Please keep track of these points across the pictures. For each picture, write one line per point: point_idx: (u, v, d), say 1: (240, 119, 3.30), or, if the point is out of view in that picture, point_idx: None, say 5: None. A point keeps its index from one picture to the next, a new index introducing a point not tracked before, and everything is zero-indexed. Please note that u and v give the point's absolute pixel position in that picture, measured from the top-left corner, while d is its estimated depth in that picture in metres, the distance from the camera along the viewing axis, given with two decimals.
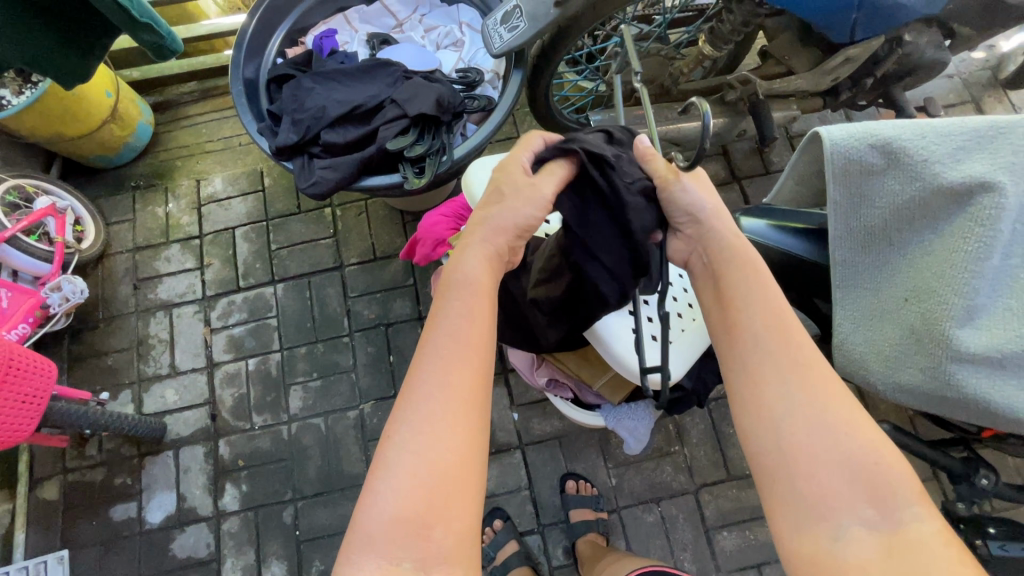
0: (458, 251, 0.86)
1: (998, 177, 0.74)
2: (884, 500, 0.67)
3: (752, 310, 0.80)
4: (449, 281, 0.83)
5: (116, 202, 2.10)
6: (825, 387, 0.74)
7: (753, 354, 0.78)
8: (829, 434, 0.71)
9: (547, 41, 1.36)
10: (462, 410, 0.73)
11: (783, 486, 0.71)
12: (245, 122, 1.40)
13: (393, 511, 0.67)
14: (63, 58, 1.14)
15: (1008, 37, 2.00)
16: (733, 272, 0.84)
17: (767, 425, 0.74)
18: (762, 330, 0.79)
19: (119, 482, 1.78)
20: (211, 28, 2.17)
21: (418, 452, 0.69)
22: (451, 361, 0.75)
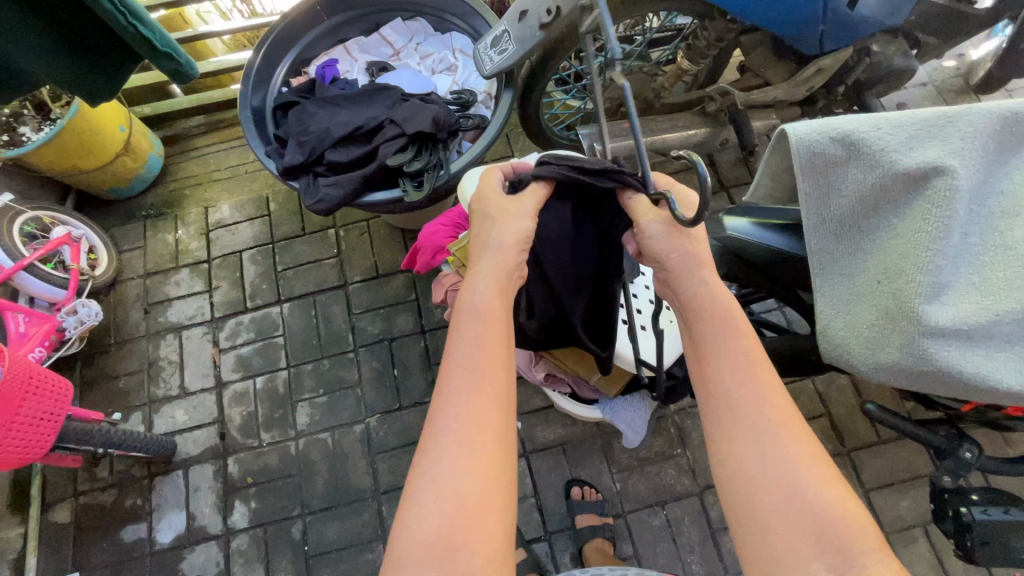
0: (464, 282, 0.88)
1: (949, 161, 0.80)
2: (846, 547, 0.65)
3: (726, 362, 0.80)
4: (459, 310, 0.85)
5: (127, 230, 2.18)
6: (801, 436, 0.74)
7: (725, 388, 0.78)
8: (798, 482, 0.70)
9: (536, 62, 1.53)
10: (481, 440, 0.75)
11: (751, 537, 0.70)
12: (253, 146, 1.49)
13: (426, 532, 0.68)
14: (88, 83, 1.21)
15: (977, 46, 2.09)
16: (708, 323, 0.83)
17: (737, 477, 0.73)
18: (740, 363, 0.80)
19: (129, 503, 1.80)
20: (218, 65, 2.29)
21: (442, 478, 0.72)
22: (467, 387, 0.78)
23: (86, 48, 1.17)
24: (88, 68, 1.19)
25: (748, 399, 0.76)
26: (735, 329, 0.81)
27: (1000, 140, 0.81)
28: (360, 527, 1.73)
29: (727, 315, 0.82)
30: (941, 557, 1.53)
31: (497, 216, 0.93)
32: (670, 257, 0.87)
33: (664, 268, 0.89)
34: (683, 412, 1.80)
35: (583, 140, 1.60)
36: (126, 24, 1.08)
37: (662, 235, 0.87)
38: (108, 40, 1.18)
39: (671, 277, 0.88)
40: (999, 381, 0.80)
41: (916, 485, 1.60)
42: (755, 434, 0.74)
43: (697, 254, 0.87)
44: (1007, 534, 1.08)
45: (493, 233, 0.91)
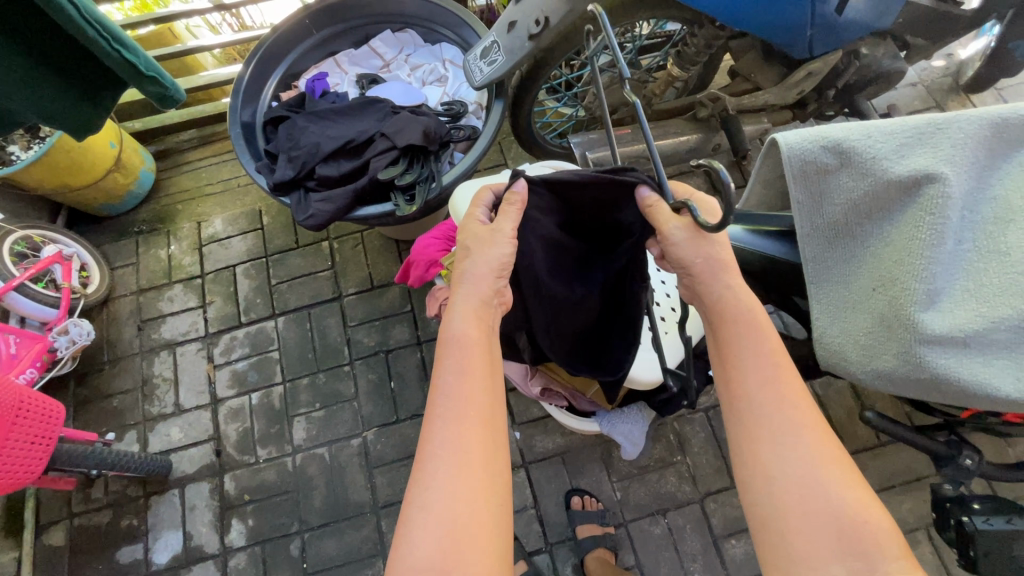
0: (446, 309, 0.85)
1: (940, 169, 0.80)
2: (868, 552, 0.64)
3: (751, 361, 0.77)
4: (441, 340, 0.82)
5: (120, 247, 2.17)
6: (822, 438, 0.72)
7: (753, 383, 0.76)
8: (820, 484, 0.69)
9: (526, 72, 1.52)
10: (473, 469, 0.73)
11: (772, 540, 0.69)
12: (243, 162, 1.48)
13: (422, 561, 0.67)
14: (76, 114, 1.22)
15: (965, 45, 2.10)
16: (733, 322, 0.79)
17: (759, 476, 0.72)
18: (761, 357, 0.77)
19: (125, 524, 1.78)
20: (209, 79, 2.28)
21: (434, 507, 0.70)
22: (455, 415, 0.76)
23: (72, 78, 1.18)
24: (75, 98, 1.20)
25: (771, 400, 0.75)
26: (761, 329, 0.79)
27: (992, 146, 0.82)
28: (358, 542, 1.71)
29: (754, 318, 0.79)
30: (945, 560, 1.52)
31: (472, 246, 0.88)
32: (694, 259, 0.81)
33: (687, 270, 0.83)
34: (682, 419, 1.79)
35: (575, 149, 1.60)
36: (111, 50, 1.10)
37: (686, 242, 0.80)
38: (93, 68, 1.20)
39: (694, 279, 0.83)
40: (996, 388, 0.79)
41: (917, 487, 1.60)
42: (778, 434, 0.73)
43: (722, 256, 0.82)
44: (1009, 542, 1.07)
45: (469, 263, 0.87)
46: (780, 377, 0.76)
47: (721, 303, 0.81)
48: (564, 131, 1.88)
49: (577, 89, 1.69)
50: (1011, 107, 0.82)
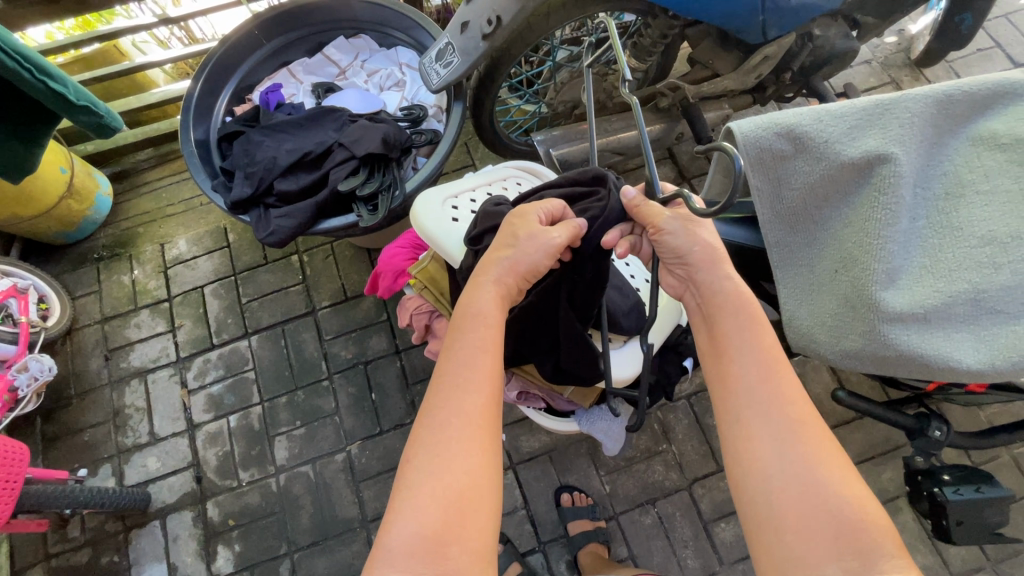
0: (471, 289, 0.88)
1: (890, 150, 0.82)
2: (864, 551, 0.64)
3: (746, 358, 0.78)
4: (461, 316, 0.85)
5: (80, 275, 2.09)
6: (819, 435, 0.72)
7: (751, 377, 0.77)
8: (818, 483, 0.68)
9: (483, 72, 1.50)
10: (473, 440, 0.74)
11: (770, 541, 0.68)
12: (198, 181, 1.44)
13: (415, 528, 0.68)
14: (8, 151, 1.33)
15: (915, 20, 2.14)
16: (730, 316, 0.81)
17: (755, 475, 0.72)
18: (756, 350, 0.78)
19: (105, 561, 1.73)
20: (161, 95, 2.21)
21: (433, 471, 0.71)
22: (460, 388, 0.77)
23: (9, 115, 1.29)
24: (6, 133, 1.30)
25: (767, 396, 0.75)
26: (756, 323, 0.80)
27: (937, 123, 0.84)
28: (350, 559, 1.69)
29: (752, 312, 0.81)
30: (925, 525, 1.56)
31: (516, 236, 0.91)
32: (692, 249, 0.86)
33: (685, 264, 0.87)
34: (665, 407, 1.80)
35: (539, 146, 1.59)
36: (37, 83, 1.16)
37: (681, 230, 0.86)
38: (21, 103, 1.29)
39: (689, 268, 0.87)
40: (957, 360, 0.81)
41: (894, 457, 1.63)
42: (776, 432, 0.73)
43: (713, 244, 0.86)
44: (981, 510, 1.13)
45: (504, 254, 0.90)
46: (780, 375, 0.77)
47: (724, 295, 0.83)
48: (529, 128, 1.87)
49: (537, 86, 1.67)
50: (956, 83, 0.84)
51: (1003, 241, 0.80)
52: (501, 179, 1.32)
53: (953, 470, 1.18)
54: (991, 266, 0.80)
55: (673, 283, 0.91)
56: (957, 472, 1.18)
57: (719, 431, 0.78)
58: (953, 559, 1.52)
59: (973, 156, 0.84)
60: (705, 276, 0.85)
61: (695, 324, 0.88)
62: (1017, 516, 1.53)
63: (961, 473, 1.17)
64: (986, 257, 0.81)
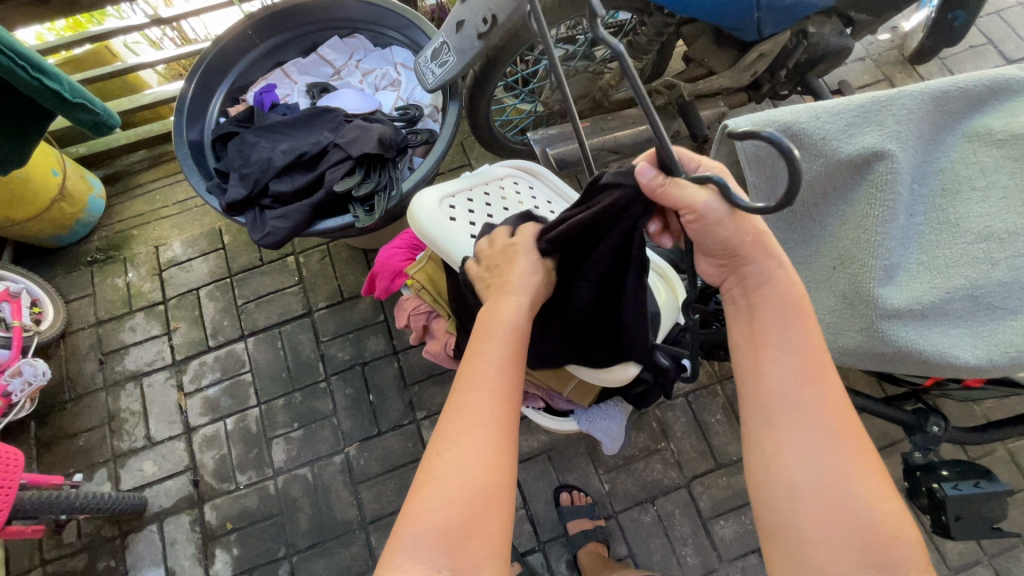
0: (500, 297, 0.87)
1: (887, 147, 0.82)
2: (886, 563, 0.66)
3: (787, 361, 0.75)
4: (491, 324, 0.84)
5: (73, 279, 2.07)
6: (855, 445, 0.71)
7: (789, 381, 0.74)
8: (847, 494, 0.69)
9: (479, 71, 1.50)
10: (500, 447, 0.73)
11: (791, 547, 0.70)
12: (193, 182, 1.43)
13: (440, 526, 0.67)
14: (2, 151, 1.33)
15: (908, 17, 2.15)
16: (773, 315, 0.77)
17: (782, 481, 0.72)
18: (799, 353, 0.75)
19: (102, 566, 1.71)
20: (154, 97, 2.19)
21: (459, 473, 0.71)
22: (488, 397, 0.76)
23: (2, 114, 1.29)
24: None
25: (803, 402, 0.73)
26: (800, 323, 0.76)
27: (933, 119, 0.84)
28: (349, 561, 1.68)
29: (799, 311, 0.76)
30: (923, 520, 1.56)
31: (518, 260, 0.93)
32: (739, 238, 0.75)
33: (731, 256, 0.77)
34: (664, 405, 1.80)
35: (535, 145, 1.59)
36: (33, 82, 1.17)
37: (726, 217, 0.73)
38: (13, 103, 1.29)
39: (736, 263, 0.78)
40: (955, 356, 0.81)
41: (891, 452, 1.64)
42: (807, 439, 0.72)
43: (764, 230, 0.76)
44: (979, 505, 1.13)
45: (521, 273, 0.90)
46: (821, 382, 0.74)
47: (769, 288, 0.77)
48: (525, 127, 1.86)
49: (533, 85, 1.67)
50: (952, 80, 0.84)
51: (1000, 237, 0.80)
52: (498, 179, 1.31)
53: (952, 465, 1.18)
54: (988, 262, 0.80)
55: (710, 271, 0.82)
56: (955, 468, 1.17)
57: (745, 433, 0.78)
58: (950, 553, 1.53)
59: (969, 152, 0.84)
60: (755, 267, 0.77)
61: (732, 316, 0.82)
62: (1013, 510, 1.54)
63: (959, 469, 1.17)
64: (982, 253, 0.81)
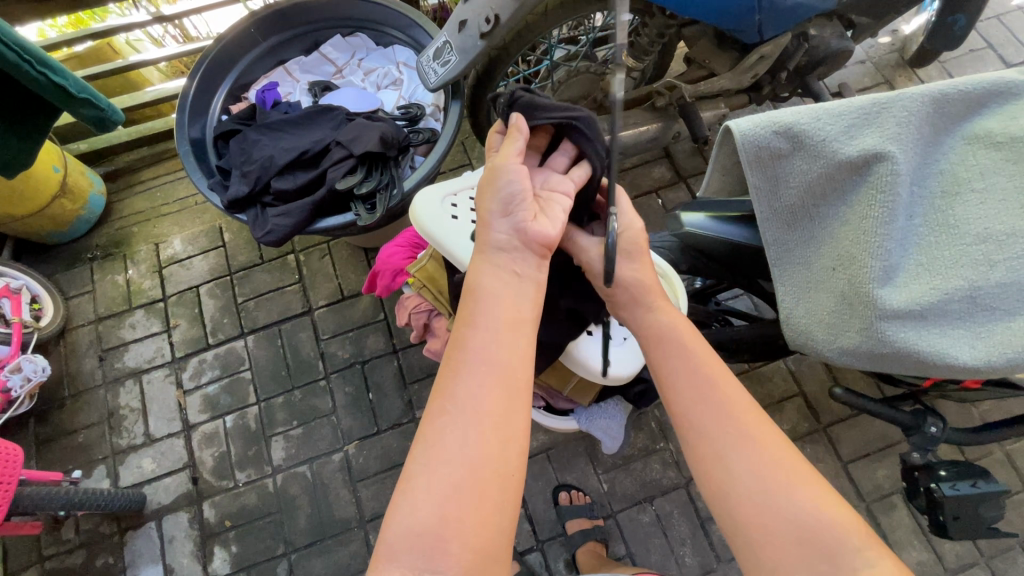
0: (477, 269, 0.88)
1: (887, 148, 0.82)
2: (833, 551, 0.65)
3: (679, 380, 0.82)
4: (470, 297, 0.85)
5: (73, 276, 2.07)
6: (768, 441, 0.74)
7: (686, 397, 0.80)
8: (772, 489, 0.70)
9: (481, 71, 1.51)
10: (485, 428, 0.73)
11: (744, 549, 0.70)
12: (194, 180, 1.43)
13: (419, 517, 0.68)
14: (4, 147, 1.33)
15: (908, 21, 2.16)
16: (659, 345, 0.86)
17: (714, 491, 0.74)
18: (686, 371, 0.82)
19: (100, 563, 1.71)
20: (156, 94, 2.20)
21: (437, 457, 0.71)
22: (466, 374, 0.77)
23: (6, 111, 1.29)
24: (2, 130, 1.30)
25: (709, 414, 0.77)
26: (682, 349, 0.84)
27: (933, 122, 0.85)
28: (348, 559, 1.68)
29: (680, 339, 0.86)
30: (920, 521, 1.57)
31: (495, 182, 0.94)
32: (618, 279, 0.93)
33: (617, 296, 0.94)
34: (662, 406, 1.80)
35: None
36: (35, 74, 1.17)
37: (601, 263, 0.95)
38: (18, 98, 1.30)
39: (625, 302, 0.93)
40: (953, 356, 0.82)
41: (889, 453, 1.65)
42: (725, 447, 0.74)
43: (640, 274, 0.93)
44: (978, 506, 1.14)
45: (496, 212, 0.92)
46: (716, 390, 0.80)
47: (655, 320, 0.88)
48: None
49: (535, 85, 1.67)
50: (951, 83, 0.85)
51: (999, 238, 0.81)
52: None
53: (949, 466, 1.18)
54: (987, 263, 0.81)
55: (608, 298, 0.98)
56: (953, 468, 1.17)
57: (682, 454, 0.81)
58: (947, 555, 1.53)
59: (969, 154, 0.85)
60: (630, 314, 0.93)
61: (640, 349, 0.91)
62: (1010, 512, 1.54)
63: (957, 469, 1.17)
64: (982, 255, 0.81)
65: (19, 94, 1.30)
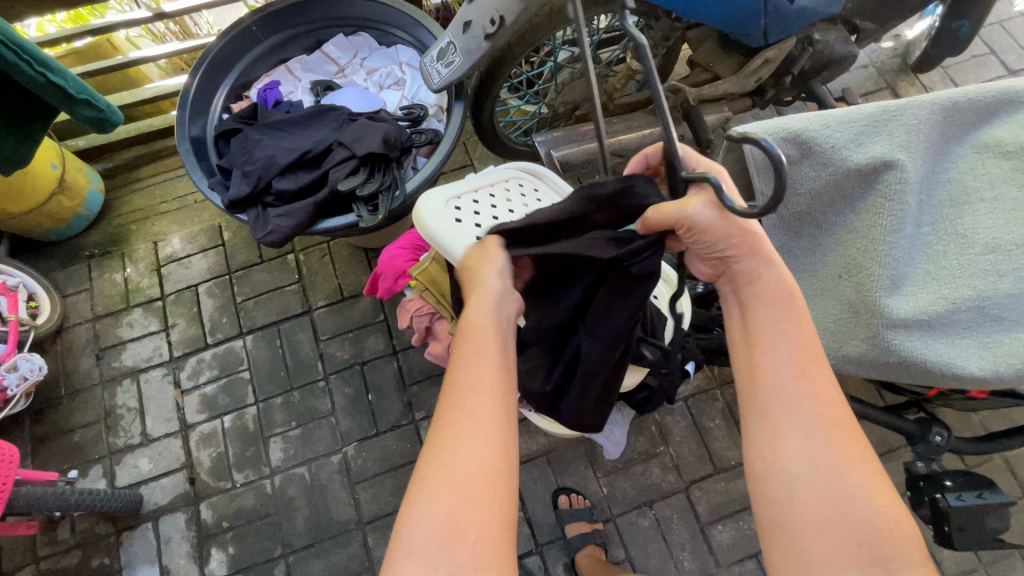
0: (467, 304, 0.87)
1: (896, 156, 0.82)
2: (887, 557, 0.64)
3: (778, 355, 0.76)
4: (463, 329, 0.84)
5: (71, 273, 2.06)
6: (848, 436, 0.71)
7: (777, 373, 0.75)
8: (843, 483, 0.68)
9: (485, 72, 1.50)
10: (488, 444, 0.73)
11: (787, 541, 0.68)
12: (195, 179, 1.42)
13: (430, 519, 0.67)
14: (4, 143, 1.32)
15: (911, 26, 2.16)
16: (763, 311, 0.79)
17: (777, 474, 0.72)
18: (792, 344, 0.76)
19: (96, 564, 1.70)
20: (155, 91, 2.18)
21: (445, 466, 0.71)
22: (477, 387, 0.77)
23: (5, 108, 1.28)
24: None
25: (794, 397, 0.74)
26: (794, 320, 0.77)
27: (940, 130, 0.84)
28: (346, 561, 1.67)
29: (794, 308, 0.78)
30: (921, 528, 1.57)
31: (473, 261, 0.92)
32: (728, 240, 0.79)
33: (721, 256, 0.81)
34: (663, 410, 1.79)
35: (540, 148, 1.59)
36: (35, 74, 1.16)
37: (714, 220, 0.76)
38: (15, 96, 1.29)
39: (738, 255, 0.80)
40: (963, 367, 0.81)
41: (889, 459, 1.65)
42: (801, 430, 0.72)
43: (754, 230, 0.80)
44: (983, 517, 1.13)
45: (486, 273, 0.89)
46: (806, 372, 0.75)
47: (768, 288, 0.80)
48: (529, 129, 1.87)
49: (538, 86, 1.66)
50: (961, 91, 0.84)
51: (1007, 248, 0.81)
52: (503, 180, 1.30)
53: (954, 476, 1.17)
54: (996, 273, 0.81)
55: (706, 270, 0.86)
56: (958, 478, 1.17)
57: (743, 425, 0.78)
58: (946, 562, 1.53)
59: (979, 163, 0.85)
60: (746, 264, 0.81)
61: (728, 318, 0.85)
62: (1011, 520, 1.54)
63: (962, 479, 1.17)
64: (991, 265, 0.81)
65: (19, 94, 1.29)
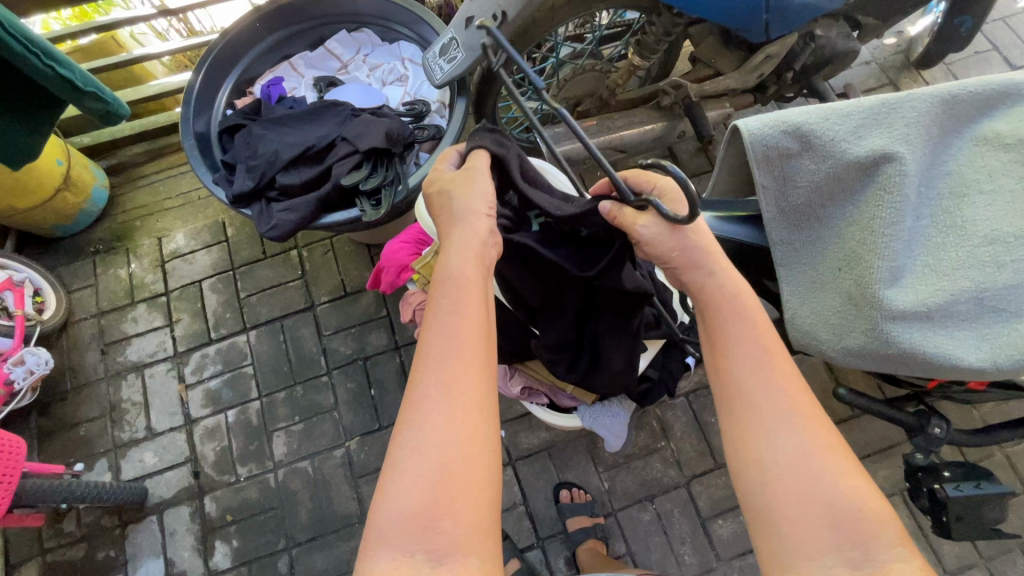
0: (441, 254, 0.85)
1: (895, 149, 0.83)
2: (863, 542, 0.65)
3: (737, 351, 0.77)
4: (436, 281, 0.83)
5: (76, 269, 2.07)
6: (815, 424, 0.72)
7: (739, 369, 0.77)
8: (814, 471, 0.69)
9: (488, 67, 1.51)
10: (461, 426, 0.72)
11: (767, 529, 0.69)
12: (199, 174, 1.44)
13: (403, 506, 0.68)
14: (11, 138, 1.33)
15: (914, 22, 2.15)
16: (722, 311, 0.80)
17: (751, 466, 0.72)
18: (752, 340, 0.78)
19: (101, 556, 1.72)
20: (159, 88, 2.19)
21: (416, 455, 0.70)
22: (448, 365, 0.75)
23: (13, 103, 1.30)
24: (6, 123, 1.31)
25: (760, 389, 0.75)
26: (748, 317, 0.79)
27: (940, 123, 0.85)
28: (348, 554, 1.68)
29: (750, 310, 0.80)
30: (922, 522, 1.57)
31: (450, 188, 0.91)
32: (669, 252, 0.85)
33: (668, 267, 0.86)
34: (664, 405, 1.80)
35: (542, 144, 1.60)
36: (43, 67, 1.18)
37: (659, 234, 0.83)
38: (22, 92, 1.30)
39: (678, 270, 0.86)
40: (960, 357, 0.82)
41: (890, 454, 1.65)
42: (769, 423, 0.73)
43: (699, 243, 0.84)
44: (980, 507, 1.13)
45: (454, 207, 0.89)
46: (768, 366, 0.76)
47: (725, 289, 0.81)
48: (531, 125, 1.88)
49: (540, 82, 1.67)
50: (961, 83, 0.85)
51: (1006, 240, 0.82)
52: None
53: (952, 466, 1.18)
54: (994, 264, 0.82)
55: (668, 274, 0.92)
56: (957, 469, 1.17)
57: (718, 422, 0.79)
58: (947, 556, 1.54)
59: (978, 156, 0.85)
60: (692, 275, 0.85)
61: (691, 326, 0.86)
62: (1012, 514, 1.54)
63: (961, 471, 1.17)
64: (989, 256, 0.82)
65: (27, 90, 1.30)
